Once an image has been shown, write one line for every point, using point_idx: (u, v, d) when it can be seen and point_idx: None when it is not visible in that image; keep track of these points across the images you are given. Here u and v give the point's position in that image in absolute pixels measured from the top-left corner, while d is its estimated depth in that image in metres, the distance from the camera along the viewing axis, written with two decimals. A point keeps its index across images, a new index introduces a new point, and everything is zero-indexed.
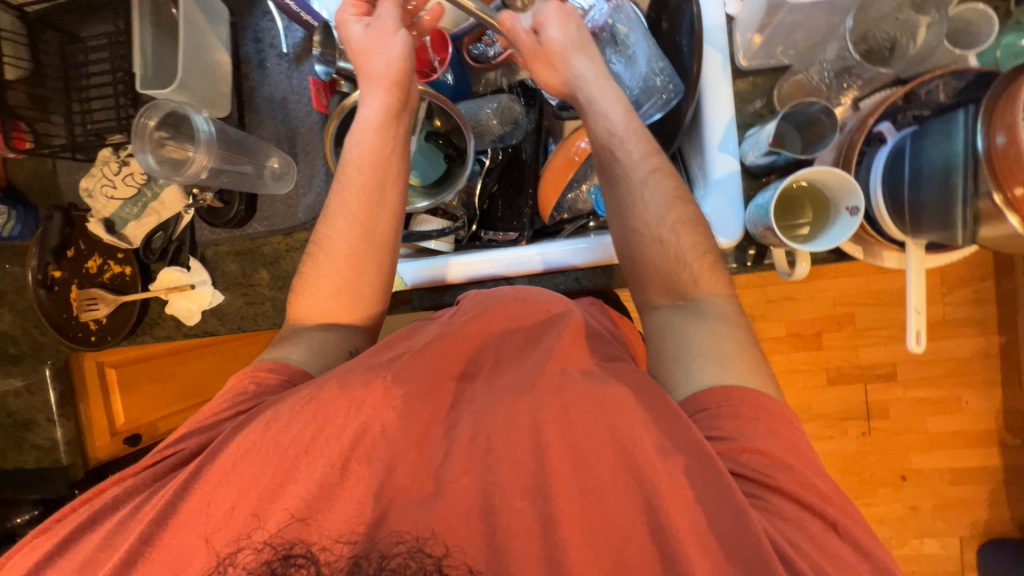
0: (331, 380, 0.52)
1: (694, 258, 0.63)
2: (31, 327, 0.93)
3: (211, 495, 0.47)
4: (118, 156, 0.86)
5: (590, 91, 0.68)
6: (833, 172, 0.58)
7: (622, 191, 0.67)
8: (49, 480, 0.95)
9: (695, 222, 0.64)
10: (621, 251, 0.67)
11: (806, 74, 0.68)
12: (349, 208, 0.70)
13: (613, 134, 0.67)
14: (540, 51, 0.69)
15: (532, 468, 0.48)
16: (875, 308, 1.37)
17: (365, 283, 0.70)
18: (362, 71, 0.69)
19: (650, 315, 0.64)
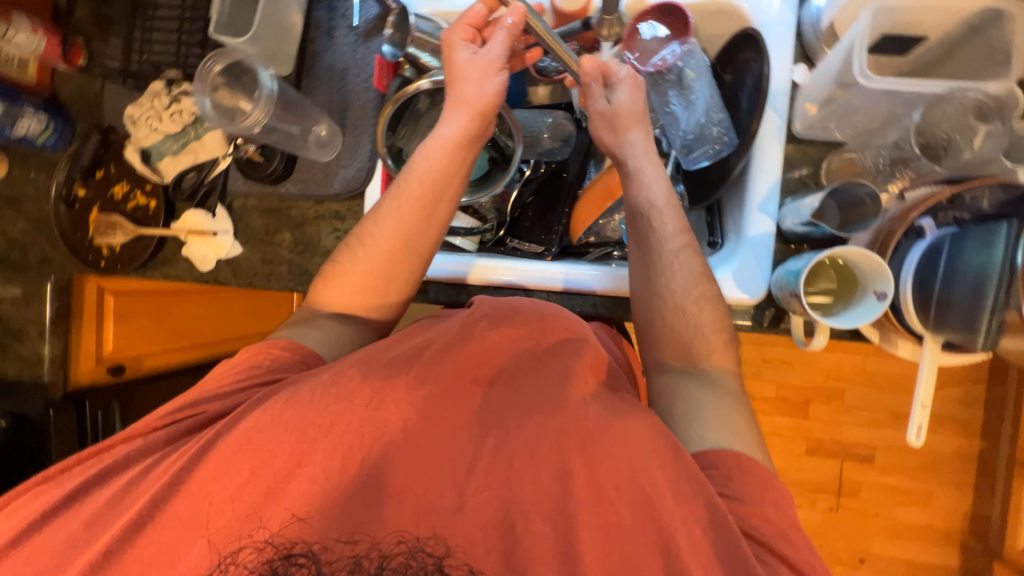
0: (354, 367, 0.54)
1: (710, 335, 0.63)
2: (41, 238, 0.92)
3: (225, 465, 0.49)
4: (169, 92, 0.86)
5: (638, 157, 0.70)
6: (869, 255, 0.59)
7: (652, 258, 0.67)
8: (26, 394, 0.94)
9: (717, 299, 0.65)
10: (640, 315, 0.68)
11: (859, 154, 0.71)
12: (399, 223, 0.69)
13: (653, 204, 0.68)
14: (607, 111, 0.70)
15: (556, 493, 0.49)
16: (865, 389, 1.39)
17: (395, 286, 0.70)
18: (451, 93, 0.70)
19: (656, 378, 0.65)
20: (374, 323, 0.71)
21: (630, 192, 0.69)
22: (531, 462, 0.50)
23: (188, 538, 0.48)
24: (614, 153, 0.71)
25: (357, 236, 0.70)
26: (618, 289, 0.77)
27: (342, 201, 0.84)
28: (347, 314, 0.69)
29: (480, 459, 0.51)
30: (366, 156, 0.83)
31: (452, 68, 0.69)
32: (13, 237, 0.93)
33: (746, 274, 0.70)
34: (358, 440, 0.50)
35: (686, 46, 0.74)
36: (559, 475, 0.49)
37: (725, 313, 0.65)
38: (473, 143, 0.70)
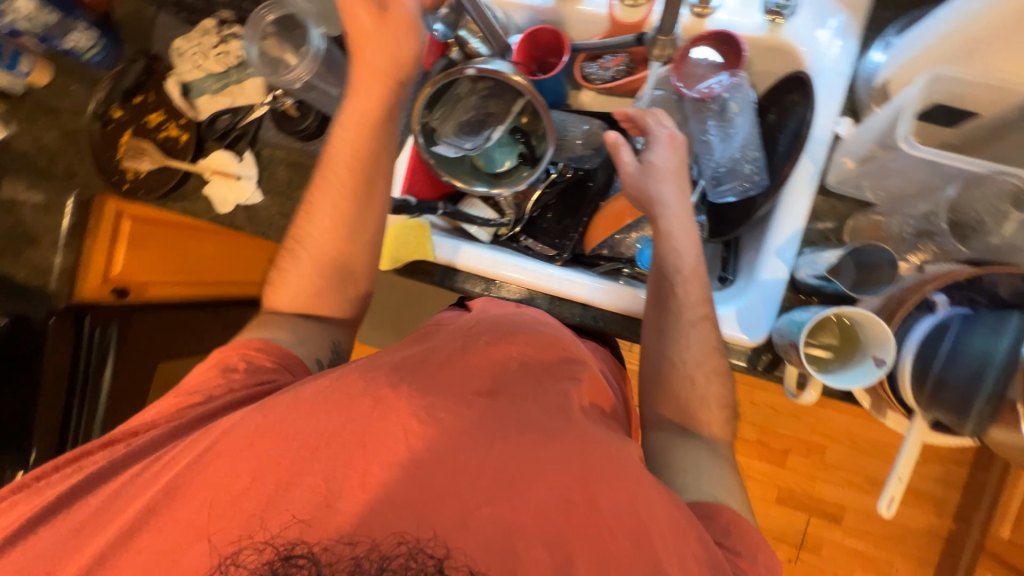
0: (354, 374, 0.54)
1: (714, 408, 0.66)
2: (70, 151, 0.93)
3: (228, 468, 0.49)
4: (219, 31, 0.86)
5: (671, 219, 0.69)
6: (875, 321, 0.59)
7: (669, 322, 0.67)
8: (31, 297, 0.96)
9: (724, 377, 0.67)
10: (650, 376, 0.68)
11: (886, 219, 0.70)
12: (330, 220, 0.71)
13: (678, 270, 0.68)
14: (639, 170, 0.71)
15: (556, 520, 0.47)
16: (847, 449, 1.38)
17: (348, 280, 0.73)
18: (359, 61, 0.67)
19: (652, 434, 0.67)
20: (333, 324, 0.73)
21: (659, 254, 0.69)
22: (536, 486, 0.48)
23: (187, 541, 0.47)
24: (646, 209, 0.71)
25: (302, 240, 0.72)
26: (616, 304, 0.78)
27: None
28: (306, 313, 0.72)
29: (484, 473, 0.48)
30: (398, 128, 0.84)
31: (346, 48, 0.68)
32: (45, 144, 0.94)
33: (749, 313, 0.70)
34: (364, 437, 0.49)
35: (735, 78, 0.74)
36: (561, 501, 0.48)
37: (730, 393, 0.66)
38: (387, 123, 0.70)
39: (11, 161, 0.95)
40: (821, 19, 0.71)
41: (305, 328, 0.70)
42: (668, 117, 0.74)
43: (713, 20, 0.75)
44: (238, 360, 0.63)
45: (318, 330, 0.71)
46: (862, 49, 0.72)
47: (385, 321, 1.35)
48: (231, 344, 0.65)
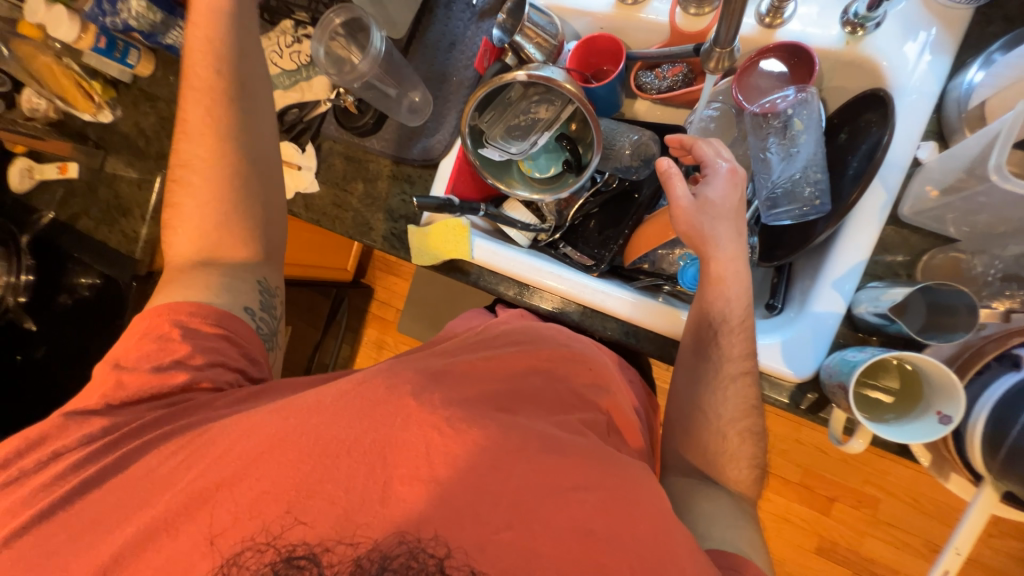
0: (380, 376, 0.54)
1: (743, 465, 0.63)
2: (162, 135, 1.04)
3: (250, 464, 0.49)
4: (295, 32, 0.91)
5: (723, 264, 0.64)
6: (943, 371, 0.53)
7: (706, 373, 0.64)
8: (117, 263, 1.08)
9: (759, 437, 0.63)
10: (678, 422, 0.67)
11: (968, 258, 0.63)
12: (202, 129, 0.71)
13: (725, 320, 0.63)
14: (696, 205, 0.65)
15: (575, 551, 0.44)
16: (904, 507, 1.25)
17: (242, 214, 0.71)
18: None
19: (673, 478, 0.65)
20: (248, 264, 0.72)
21: (705, 300, 0.64)
22: (554, 511, 0.46)
23: (205, 539, 0.46)
24: (696, 248, 0.66)
25: (187, 161, 0.72)
26: (653, 322, 0.75)
27: (417, 168, 0.88)
28: (213, 257, 0.70)
29: (505, 494, 0.47)
30: (449, 129, 0.86)
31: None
32: (143, 128, 1.05)
33: (795, 347, 0.65)
34: (384, 440, 0.49)
35: (802, 94, 0.70)
36: (580, 530, 0.45)
37: (761, 452, 0.64)
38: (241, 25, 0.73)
39: (116, 141, 1.07)
40: (910, 32, 0.65)
41: (221, 269, 0.69)
42: (727, 146, 0.67)
43: (785, 31, 0.70)
44: (169, 327, 0.63)
45: (236, 275, 0.70)
46: (958, 68, 0.64)
47: (422, 315, 1.39)
48: (149, 314, 0.65)
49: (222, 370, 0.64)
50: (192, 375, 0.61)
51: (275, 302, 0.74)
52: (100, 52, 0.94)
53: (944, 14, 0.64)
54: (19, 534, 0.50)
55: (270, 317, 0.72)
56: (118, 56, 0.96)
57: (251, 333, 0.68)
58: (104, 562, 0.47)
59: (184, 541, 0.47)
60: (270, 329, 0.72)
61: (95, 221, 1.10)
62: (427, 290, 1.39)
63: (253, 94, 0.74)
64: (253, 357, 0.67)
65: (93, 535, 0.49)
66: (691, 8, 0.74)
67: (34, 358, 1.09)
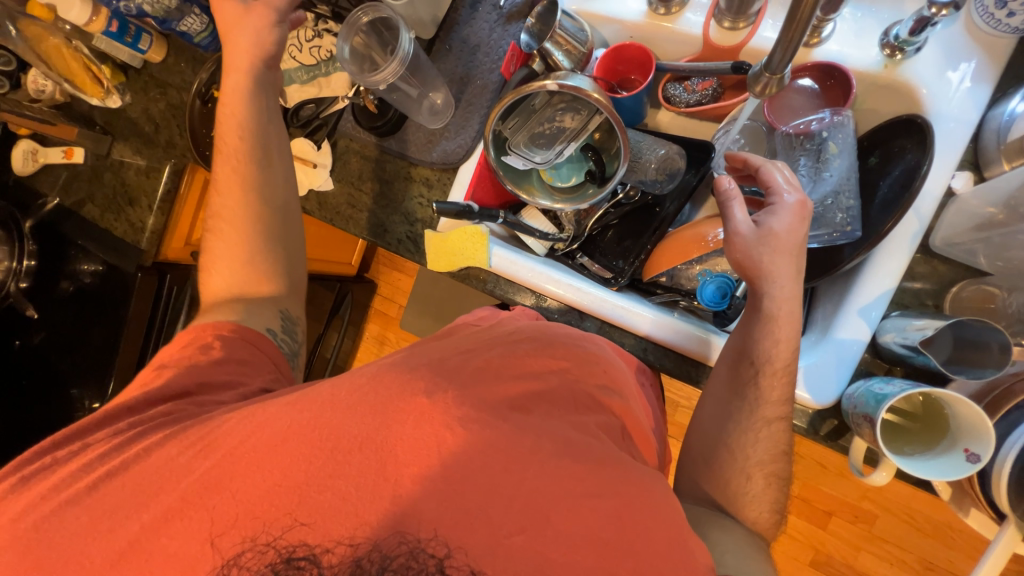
0: (395, 375, 0.52)
1: (765, 507, 0.61)
2: (173, 124, 1.02)
3: (252, 463, 0.47)
4: (314, 25, 0.88)
5: (778, 302, 0.62)
6: (973, 408, 0.52)
7: (740, 412, 0.63)
8: (126, 253, 1.06)
9: (780, 480, 0.62)
10: (699, 451, 0.65)
11: (1003, 294, 0.62)
12: (230, 181, 0.73)
13: (769, 360, 0.61)
14: (755, 234, 0.62)
15: (581, 557, 0.44)
16: (901, 524, 1.26)
17: (264, 256, 0.72)
18: (232, 47, 0.74)
19: (687, 503, 0.64)
20: (273, 297, 0.72)
21: (753, 337, 0.62)
22: (564, 516, 0.45)
23: (202, 532, 0.45)
24: (751, 280, 0.63)
25: (216, 216, 0.73)
26: (673, 339, 0.74)
27: (435, 171, 0.86)
28: (241, 294, 0.71)
29: (517, 496, 0.45)
30: (471, 135, 0.84)
31: (221, 32, 0.75)
32: (152, 115, 1.03)
33: (820, 372, 0.64)
34: (393, 439, 0.47)
35: (837, 117, 0.70)
36: (587, 535, 0.45)
37: (782, 497, 0.62)
38: (254, 93, 0.75)
39: (124, 128, 1.05)
40: (951, 60, 0.63)
41: (247, 304, 0.70)
42: (795, 174, 0.65)
43: (822, 51, 0.69)
44: (210, 337, 0.64)
45: (260, 306, 0.70)
46: (998, 98, 0.63)
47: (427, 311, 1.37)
48: (192, 329, 0.66)
49: (233, 363, 0.62)
50: (207, 373, 0.60)
51: (296, 328, 0.74)
52: (112, 36, 0.91)
53: (987, 43, 0.62)
54: (12, 520, 0.49)
55: (291, 338, 0.73)
56: (130, 41, 0.93)
57: (279, 354, 0.68)
58: (96, 554, 0.46)
59: (190, 535, 0.45)
60: (292, 350, 0.72)
61: (99, 208, 1.06)
62: (434, 287, 1.38)
63: (274, 111, 0.77)
64: (255, 339, 0.66)
65: (84, 526, 0.47)
66: (726, 21, 0.74)
67: (32, 344, 1.07)
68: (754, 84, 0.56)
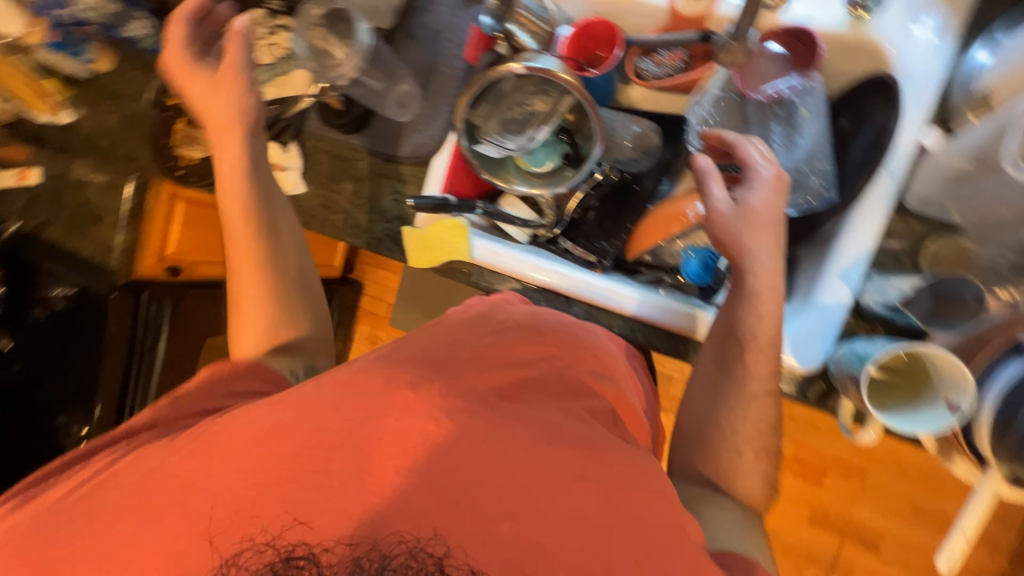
0: (377, 373, 0.51)
1: (755, 482, 0.62)
2: (130, 135, 0.97)
3: (234, 477, 0.46)
4: (267, 21, 0.84)
5: (761, 278, 0.61)
6: (950, 359, 0.54)
7: (729, 390, 0.63)
8: (98, 274, 1.02)
9: (769, 456, 0.63)
10: (689, 432, 0.65)
11: (976, 247, 0.62)
12: (246, 256, 0.67)
13: (755, 337, 0.61)
14: (733, 212, 0.62)
15: (574, 537, 0.44)
16: (892, 474, 1.30)
17: (288, 312, 0.67)
18: (210, 118, 0.68)
19: (680, 483, 0.64)
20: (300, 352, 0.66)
21: (738, 315, 0.62)
22: (557, 499, 0.45)
23: (186, 551, 0.44)
24: (733, 258, 0.62)
25: (240, 302, 0.67)
26: (658, 317, 0.75)
27: (409, 166, 0.84)
28: (270, 354, 0.64)
29: (509, 485, 0.45)
30: (441, 125, 0.82)
31: (194, 102, 0.69)
32: (106, 127, 0.98)
33: (804, 338, 0.64)
34: (383, 439, 0.47)
35: (808, 82, 0.69)
36: (580, 516, 0.45)
37: (772, 471, 0.63)
38: (257, 170, 0.68)
39: (78, 144, 1.00)
40: (914, 15, 0.64)
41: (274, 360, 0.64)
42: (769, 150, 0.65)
43: (787, 14, 0.68)
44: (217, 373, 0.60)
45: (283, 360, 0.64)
46: (961, 50, 0.63)
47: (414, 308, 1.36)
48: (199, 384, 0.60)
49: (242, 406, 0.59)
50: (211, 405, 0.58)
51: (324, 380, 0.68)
52: (53, 48, 0.88)
53: None
54: None
55: None
56: (70, 52, 0.90)
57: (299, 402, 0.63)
58: None
59: (173, 555, 0.44)
60: None
61: (66, 230, 1.02)
62: (417, 283, 1.35)
63: (275, 179, 0.71)
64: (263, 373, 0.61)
65: (63, 558, 0.45)
66: None
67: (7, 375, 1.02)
68: (716, 53, 0.64)
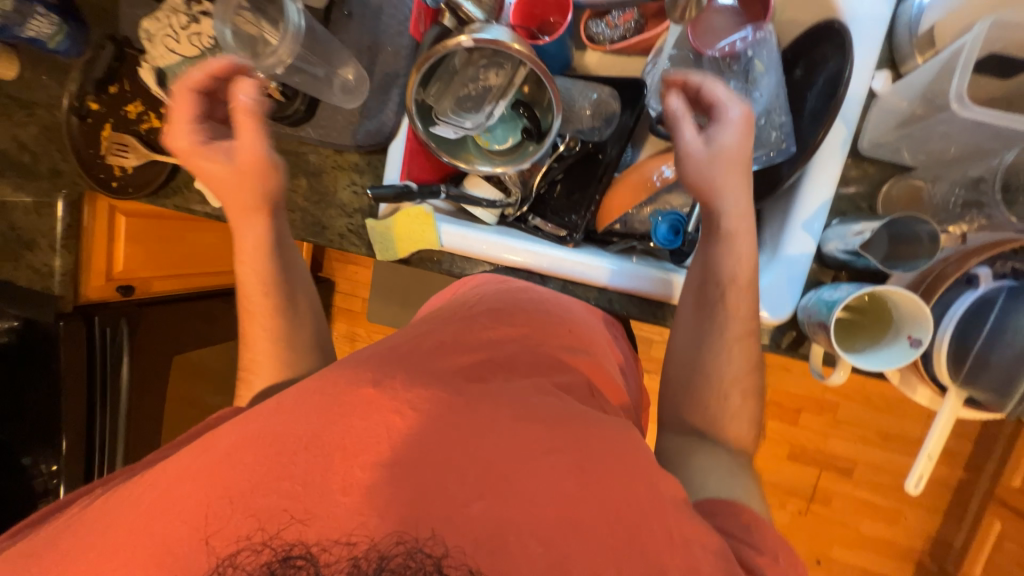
0: (353, 376, 0.49)
1: (743, 423, 0.65)
2: (52, 147, 0.89)
3: (202, 502, 0.42)
4: (188, 9, 0.78)
5: (735, 219, 0.62)
6: (909, 297, 0.56)
7: (711, 332, 0.64)
8: (36, 302, 0.92)
9: (755, 394, 0.65)
10: (677, 378, 0.67)
11: (928, 186, 0.65)
12: (261, 326, 0.69)
13: (733, 277, 0.63)
14: (705, 154, 0.62)
15: (573, 514, 0.42)
16: (860, 406, 1.39)
17: (297, 354, 0.69)
18: (234, 203, 0.67)
19: (669, 435, 0.67)
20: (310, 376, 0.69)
21: (715, 257, 0.63)
22: (550, 476, 0.44)
23: None
24: (707, 203, 0.63)
25: (250, 364, 0.69)
26: (634, 286, 0.75)
27: (363, 154, 0.80)
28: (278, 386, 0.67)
29: (500, 469, 0.44)
30: (393, 108, 0.78)
31: (216, 194, 0.67)
32: (23, 142, 0.89)
33: (773, 290, 0.66)
34: (368, 433, 0.44)
35: (759, 33, 0.69)
36: (577, 489, 0.43)
37: (758, 418, 0.65)
38: (281, 249, 0.71)
39: None
40: None
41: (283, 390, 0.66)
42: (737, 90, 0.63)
43: None
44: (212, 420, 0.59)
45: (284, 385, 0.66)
46: None
47: (390, 300, 1.33)
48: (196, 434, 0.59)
49: None
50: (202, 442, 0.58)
51: None
52: None
53: None
54: None
55: None
56: None
57: None
58: None
59: None
60: None
61: None
62: (390, 276, 1.32)
63: (296, 256, 0.73)
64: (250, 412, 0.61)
65: None
66: None
67: None
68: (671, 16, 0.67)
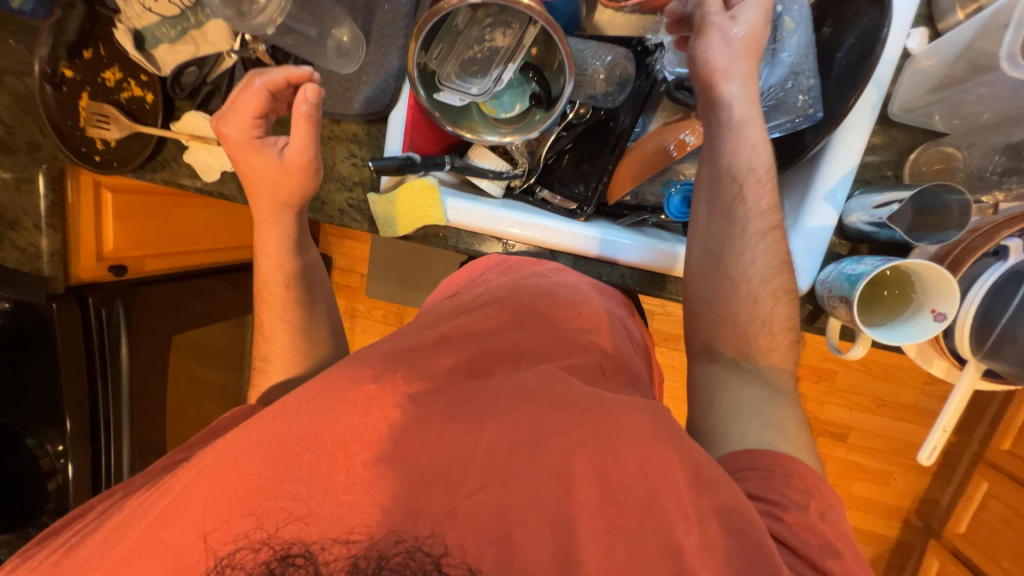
0: (362, 368, 0.48)
1: (777, 333, 0.59)
2: (27, 119, 0.84)
3: (206, 496, 0.42)
4: None
5: (748, 104, 0.59)
6: (937, 270, 0.55)
7: (733, 233, 0.60)
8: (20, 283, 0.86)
9: (792, 295, 0.60)
10: (701, 293, 0.62)
11: (960, 152, 0.62)
12: (279, 317, 0.70)
13: (750, 167, 0.59)
14: (720, 37, 0.59)
15: (583, 500, 0.42)
16: (859, 374, 1.41)
17: (316, 346, 0.71)
18: (271, 195, 0.66)
19: (703, 367, 0.62)
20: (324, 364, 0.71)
21: (728, 148, 0.59)
22: (561, 463, 0.43)
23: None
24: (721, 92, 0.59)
25: (265, 356, 0.69)
26: (647, 262, 0.72)
27: (361, 123, 0.75)
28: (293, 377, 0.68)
29: (510, 458, 0.43)
30: (392, 75, 0.72)
31: (248, 184, 0.67)
32: None
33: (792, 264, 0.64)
34: (371, 427, 0.44)
35: None
36: (589, 475, 0.43)
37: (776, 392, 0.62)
38: (298, 237, 0.72)
39: None
40: None
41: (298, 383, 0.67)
42: None
43: None
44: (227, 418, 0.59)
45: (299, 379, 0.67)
46: None
47: (389, 276, 1.30)
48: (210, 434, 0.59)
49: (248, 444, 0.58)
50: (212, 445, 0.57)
51: None
52: None
53: None
54: None
55: None
56: None
57: None
58: None
59: None
60: None
61: None
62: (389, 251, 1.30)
63: (311, 243, 0.74)
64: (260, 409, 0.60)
65: None
66: None
67: None
68: None
